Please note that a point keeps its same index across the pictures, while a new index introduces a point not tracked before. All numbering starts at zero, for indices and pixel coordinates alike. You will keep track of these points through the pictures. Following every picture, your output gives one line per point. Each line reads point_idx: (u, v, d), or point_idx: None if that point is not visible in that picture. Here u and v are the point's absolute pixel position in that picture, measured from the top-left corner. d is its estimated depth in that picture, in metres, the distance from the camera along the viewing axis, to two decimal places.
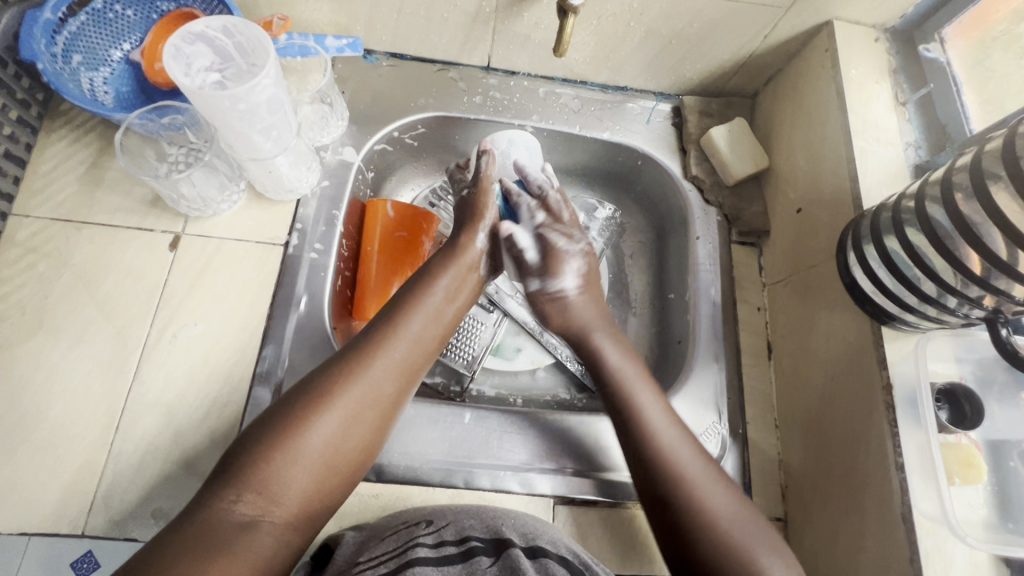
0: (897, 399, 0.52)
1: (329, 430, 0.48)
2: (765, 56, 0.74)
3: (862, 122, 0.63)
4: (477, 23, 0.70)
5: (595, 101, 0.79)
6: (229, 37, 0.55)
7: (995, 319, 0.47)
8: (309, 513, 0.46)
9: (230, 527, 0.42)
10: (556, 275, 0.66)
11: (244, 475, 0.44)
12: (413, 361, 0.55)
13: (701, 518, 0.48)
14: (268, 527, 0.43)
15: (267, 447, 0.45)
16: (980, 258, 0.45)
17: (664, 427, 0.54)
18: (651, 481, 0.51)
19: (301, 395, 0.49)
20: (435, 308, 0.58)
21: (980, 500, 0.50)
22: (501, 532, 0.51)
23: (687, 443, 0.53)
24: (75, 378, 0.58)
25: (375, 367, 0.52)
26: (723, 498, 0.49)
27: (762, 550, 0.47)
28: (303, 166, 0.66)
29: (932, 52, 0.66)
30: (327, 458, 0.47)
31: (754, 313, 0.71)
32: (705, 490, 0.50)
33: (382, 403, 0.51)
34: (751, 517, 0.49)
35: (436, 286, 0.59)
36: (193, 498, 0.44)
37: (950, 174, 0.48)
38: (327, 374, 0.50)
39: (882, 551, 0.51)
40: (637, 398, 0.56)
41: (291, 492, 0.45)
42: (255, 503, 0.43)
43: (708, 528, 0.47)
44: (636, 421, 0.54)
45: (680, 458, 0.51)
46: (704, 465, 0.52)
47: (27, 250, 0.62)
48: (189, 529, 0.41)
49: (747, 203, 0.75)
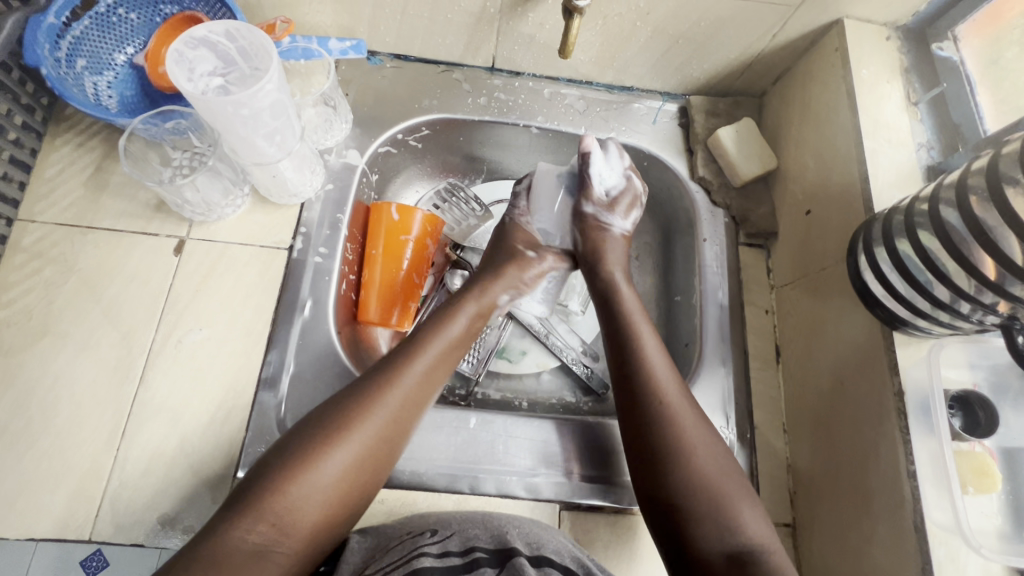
0: (909, 405, 0.51)
1: (342, 462, 0.47)
2: (774, 55, 0.73)
3: (873, 123, 0.62)
4: (482, 23, 0.69)
5: (600, 102, 0.78)
6: (232, 41, 0.55)
7: (1011, 326, 0.45)
8: (321, 540, 0.46)
9: (244, 556, 0.42)
10: (615, 211, 0.69)
11: (255, 504, 0.44)
12: (423, 388, 0.54)
13: (677, 448, 0.51)
14: (277, 556, 0.43)
15: (280, 478, 0.45)
16: (995, 264, 0.44)
17: (657, 357, 0.57)
18: (639, 407, 0.54)
19: (316, 426, 0.48)
20: (444, 342, 0.57)
21: (994, 510, 0.49)
22: (508, 542, 0.50)
23: (674, 379, 0.56)
24: (82, 383, 0.58)
25: (389, 399, 0.51)
26: (702, 436, 0.52)
27: (731, 492, 0.50)
28: (307, 170, 0.65)
29: (945, 50, 0.65)
30: (340, 489, 0.47)
31: (762, 316, 0.71)
32: (687, 426, 0.53)
33: (393, 430, 0.51)
34: (728, 464, 0.52)
35: (445, 325, 0.59)
36: (207, 525, 0.44)
37: (965, 177, 0.47)
38: (342, 405, 0.50)
39: (893, 559, 0.50)
40: (640, 334, 0.59)
41: (303, 522, 0.45)
42: (268, 531, 0.43)
43: (682, 460, 0.51)
44: (635, 348, 0.58)
45: (667, 387, 0.55)
46: (689, 404, 0.55)
47: (32, 255, 0.62)
48: (201, 553, 0.41)
49: (755, 204, 0.74)
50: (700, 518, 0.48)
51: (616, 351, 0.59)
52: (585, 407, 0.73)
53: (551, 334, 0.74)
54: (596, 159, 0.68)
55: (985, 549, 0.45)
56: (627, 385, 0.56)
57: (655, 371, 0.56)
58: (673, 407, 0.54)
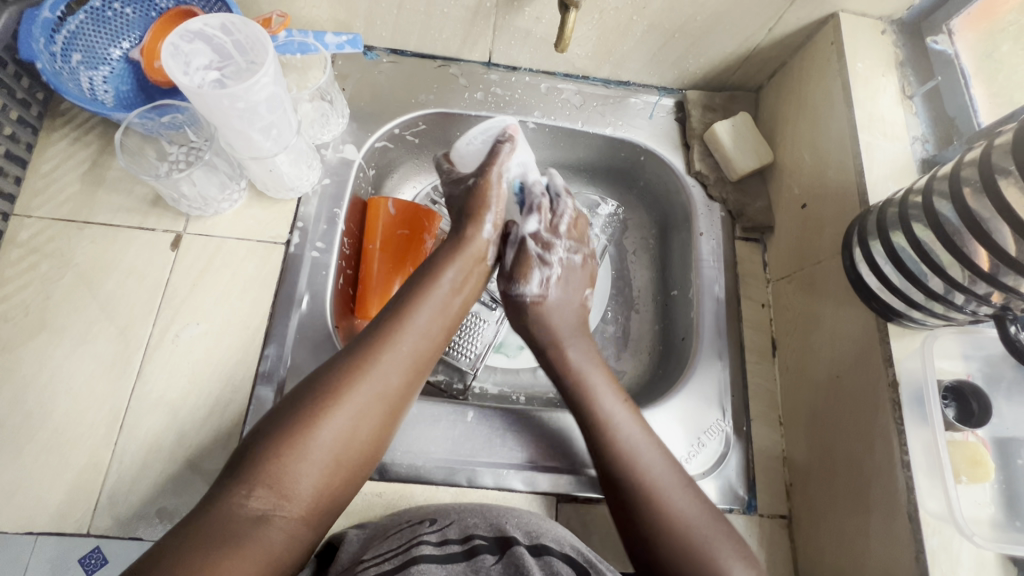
0: (904, 396, 0.52)
1: (339, 426, 0.47)
2: (769, 49, 0.73)
3: (868, 116, 0.62)
4: (478, 18, 0.69)
5: (596, 96, 0.79)
6: (227, 35, 0.55)
7: (1004, 316, 0.47)
8: (322, 507, 0.46)
9: (242, 521, 0.42)
10: (524, 280, 0.62)
11: (254, 470, 0.44)
12: (421, 355, 0.54)
13: (657, 505, 0.50)
14: (280, 522, 0.43)
15: (277, 443, 0.45)
16: (988, 254, 0.44)
17: (627, 429, 0.55)
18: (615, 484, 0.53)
19: (311, 391, 0.48)
20: (443, 301, 0.57)
21: (987, 499, 0.49)
22: (505, 531, 0.50)
23: (648, 445, 0.54)
24: (79, 377, 0.58)
25: (384, 362, 0.51)
26: (686, 504, 0.50)
27: (712, 537, 0.49)
28: (303, 165, 0.65)
29: (940, 44, 0.66)
30: (338, 453, 0.47)
31: (758, 310, 0.71)
32: (662, 480, 0.52)
33: (390, 401, 0.51)
34: (715, 522, 0.50)
35: (442, 278, 0.57)
36: (209, 492, 0.44)
37: (959, 168, 0.48)
38: (336, 369, 0.50)
39: (887, 548, 0.51)
40: (605, 408, 0.57)
41: (300, 487, 0.45)
42: (266, 498, 0.43)
43: (666, 533, 0.49)
44: (602, 423, 0.56)
45: (641, 456, 0.53)
46: (669, 469, 0.53)
47: (29, 251, 0.62)
48: (203, 522, 0.41)
49: (752, 198, 0.74)
50: None
51: (584, 428, 0.57)
52: None
53: None
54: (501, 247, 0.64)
55: (977, 537, 0.45)
56: (602, 464, 0.54)
57: (620, 431, 0.55)
58: (650, 481, 0.52)
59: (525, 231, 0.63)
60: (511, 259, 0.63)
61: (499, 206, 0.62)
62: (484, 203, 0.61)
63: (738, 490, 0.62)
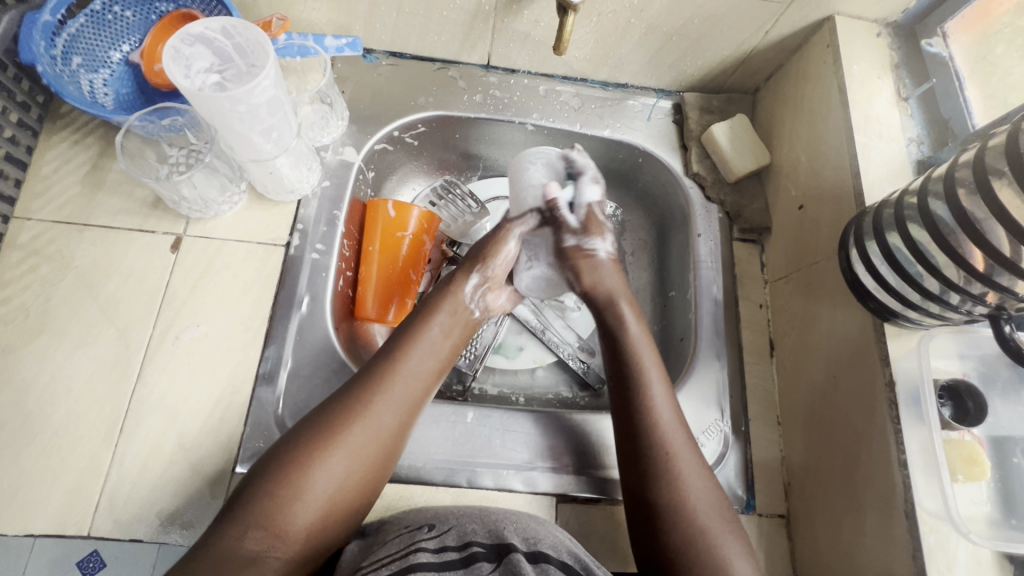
0: (900, 396, 0.52)
1: (334, 471, 0.47)
2: (766, 52, 0.73)
3: (864, 118, 0.63)
4: (476, 21, 0.70)
5: (594, 99, 0.79)
6: (228, 38, 0.55)
7: (999, 316, 0.47)
8: (319, 543, 0.47)
9: (239, 562, 0.42)
10: (594, 234, 0.66)
11: (248, 513, 0.44)
12: (415, 395, 0.54)
13: (675, 497, 0.51)
14: (270, 563, 0.44)
15: (272, 484, 0.45)
16: (984, 255, 0.45)
17: (658, 398, 0.56)
18: (637, 449, 0.54)
19: (303, 435, 0.49)
20: (433, 343, 0.57)
21: (983, 497, 0.50)
22: (504, 537, 0.49)
23: (677, 419, 0.55)
24: (79, 380, 0.58)
25: (377, 404, 0.51)
26: (699, 481, 0.52)
27: (724, 539, 0.49)
28: (303, 167, 0.66)
29: (934, 47, 0.66)
30: (334, 495, 0.47)
31: (756, 311, 0.71)
32: (686, 472, 0.52)
33: (384, 441, 0.51)
34: (721, 505, 0.51)
35: (431, 323, 0.58)
36: (207, 530, 0.45)
37: (954, 170, 0.48)
38: (327, 413, 0.50)
39: (883, 547, 0.51)
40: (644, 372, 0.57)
41: (296, 527, 0.45)
42: (261, 538, 0.44)
43: (679, 508, 0.50)
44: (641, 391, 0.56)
45: (667, 430, 0.54)
46: (688, 444, 0.54)
47: (29, 253, 0.62)
48: (202, 557, 0.42)
49: (749, 199, 0.75)
50: (690, 563, 0.48)
51: (619, 392, 0.57)
52: (581, 401, 0.74)
53: (548, 330, 0.76)
54: (583, 196, 0.66)
55: (974, 535, 0.46)
56: (628, 425, 0.55)
57: (654, 410, 0.55)
58: (671, 455, 0.53)
59: (585, 197, 0.67)
60: (581, 214, 0.66)
61: (500, 261, 0.64)
62: (485, 255, 0.64)
63: (736, 489, 0.62)
